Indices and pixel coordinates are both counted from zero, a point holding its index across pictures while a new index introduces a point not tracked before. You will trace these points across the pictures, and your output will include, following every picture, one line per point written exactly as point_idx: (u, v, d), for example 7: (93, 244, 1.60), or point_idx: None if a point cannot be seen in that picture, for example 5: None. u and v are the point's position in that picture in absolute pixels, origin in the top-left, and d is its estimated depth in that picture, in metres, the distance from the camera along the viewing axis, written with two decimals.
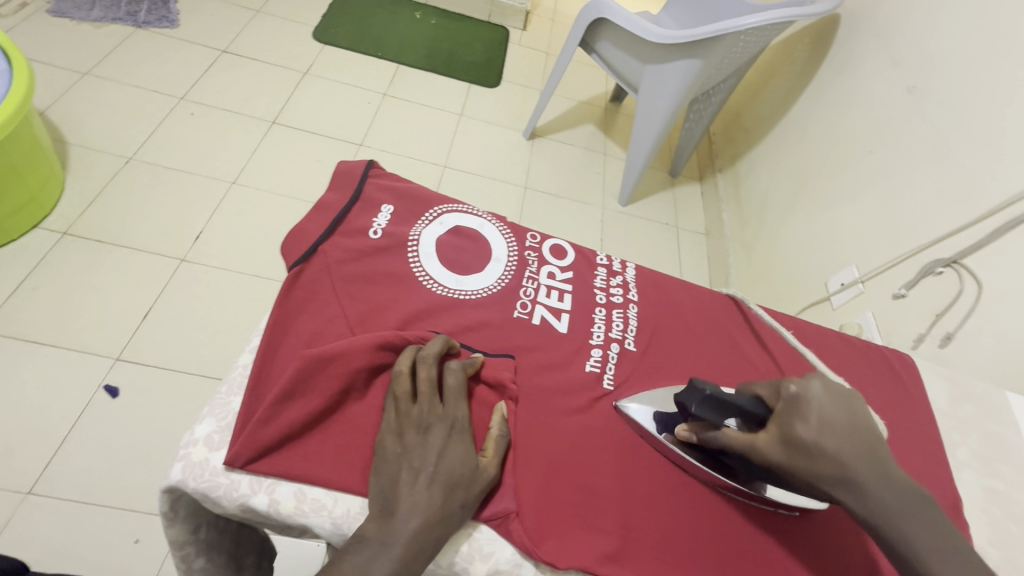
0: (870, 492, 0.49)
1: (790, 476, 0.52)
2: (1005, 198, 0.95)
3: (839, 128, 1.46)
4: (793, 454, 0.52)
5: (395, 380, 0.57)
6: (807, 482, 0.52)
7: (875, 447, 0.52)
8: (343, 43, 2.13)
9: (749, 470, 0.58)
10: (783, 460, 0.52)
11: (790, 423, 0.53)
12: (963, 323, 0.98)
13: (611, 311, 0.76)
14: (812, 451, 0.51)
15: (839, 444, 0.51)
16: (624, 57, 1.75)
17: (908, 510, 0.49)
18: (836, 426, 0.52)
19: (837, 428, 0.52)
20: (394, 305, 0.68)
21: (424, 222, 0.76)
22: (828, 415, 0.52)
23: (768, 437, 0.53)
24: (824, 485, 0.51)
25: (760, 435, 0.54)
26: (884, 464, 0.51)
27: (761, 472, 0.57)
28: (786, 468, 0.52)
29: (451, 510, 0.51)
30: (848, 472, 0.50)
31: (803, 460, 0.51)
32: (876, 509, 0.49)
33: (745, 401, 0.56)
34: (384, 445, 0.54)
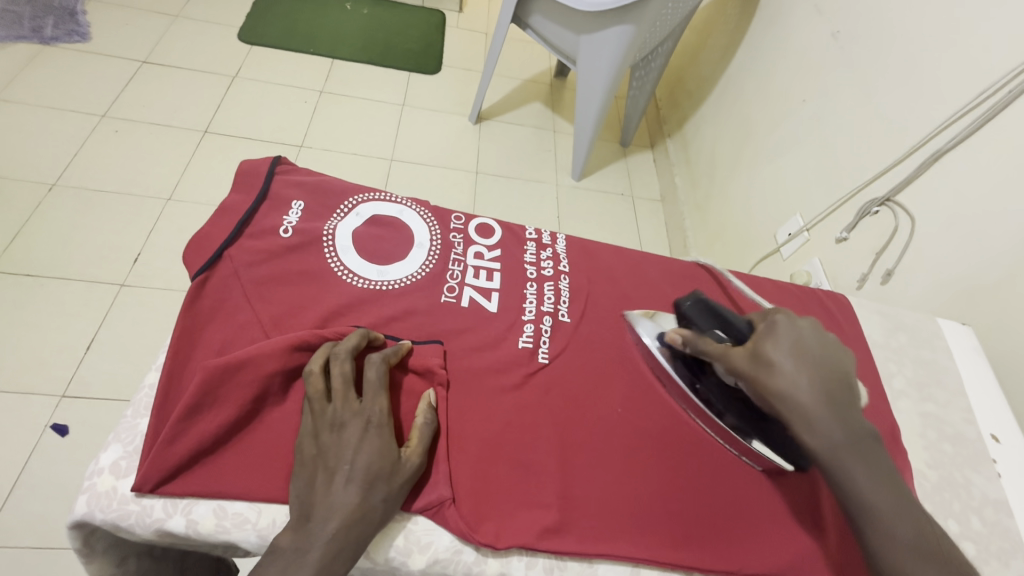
0: (814, 421, 0.50)
1: (753, 392, 0.54)
2: (928, 132, 0.97)
3: (774, 81, 1.46)
4: (757, 368, 0.53)
5: (307, 381, 0.56)
6: (762, 399, 0.53)
7: (842, 388, 0.52)
8: (272, 42, 2.04)
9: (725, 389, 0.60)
10: (747, 372, 0.54)
11: (762, 342, 0.54)
12: (901, 259, 1.00)
13: (543, 284, 0.74)
14: (773, 366, 0.52)
15: (803, 370, 0.51)
16: (559, 30, 1.72)
17: (851, 455, 0.49)
18: (808, 353, 0.52)
19: (805, 352, 0.52)
20: (313, 305, 0.65)
21: (339, 214, 0.73)
22: (802, 340, 0.53)
23: (741, 351, 0.56)
24: (774, 402, 0.52)
25: (736, 349, 0.56)
26: (841, 403, 0.50)
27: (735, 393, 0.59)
28: (747, 379, 0.54)
29: (373, 505, 0.50)
30: (802, 398, 0.50)
31: (763, 374, 0.53)
32: (820, 440, 0.50)
33: (735, 320, 0.61)
34: (301, 448, 0.53)
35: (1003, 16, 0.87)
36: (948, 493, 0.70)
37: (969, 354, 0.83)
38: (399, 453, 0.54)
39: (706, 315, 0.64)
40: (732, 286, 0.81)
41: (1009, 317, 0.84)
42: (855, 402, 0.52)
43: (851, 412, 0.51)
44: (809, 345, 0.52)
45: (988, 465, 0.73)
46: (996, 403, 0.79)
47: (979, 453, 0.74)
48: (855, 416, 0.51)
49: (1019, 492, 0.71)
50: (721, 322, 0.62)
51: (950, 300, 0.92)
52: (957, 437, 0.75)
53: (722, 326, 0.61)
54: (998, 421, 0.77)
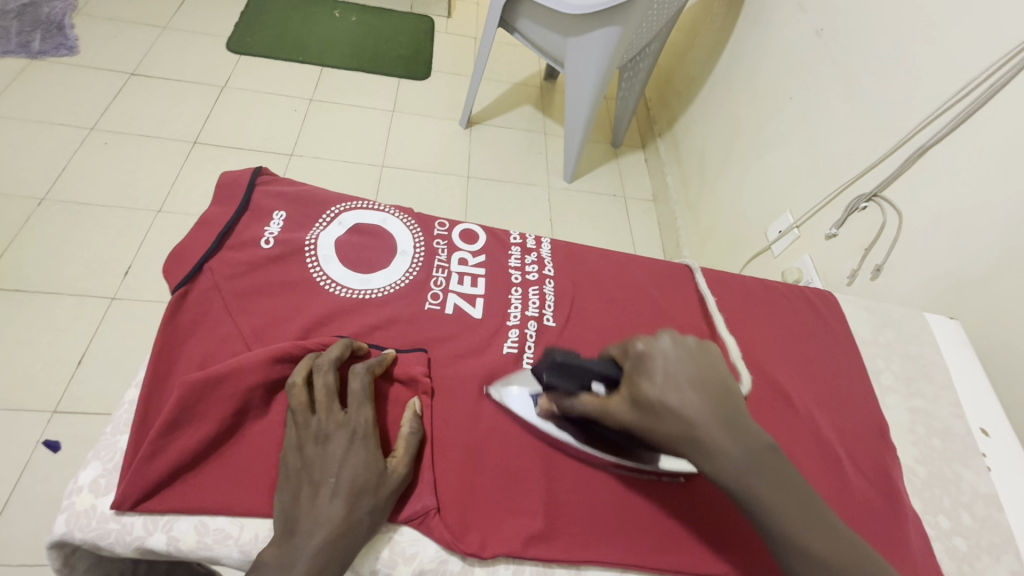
0: (714, 450, 0.48)
1: (647, 437, 0.51)
2: (913, 126, 0.98)
3: (761, 78, 1.47)
4: (642, 415, 0.51)
5: (290, 393, 0.55)
6: (658, 443, 0.51)
7: (725, 400, 0.50)
8: (261, 51, 2.04)
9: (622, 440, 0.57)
10: (635, 421, 0.51)
11: (636, 383, 0.52)
12: (889, 255, 1.00)
13: (527, 288, 0.74)
14: (653, 410, 0.50)
15: (683, 401, 0.49)
16: (546, 33, 1.72)
17: (757, 471, 0.47)
18: (680, 380, 0.50)
19: (676, 382, 0.50)
20: (296, 315, 0.65)
21: (321, 224, 0.73)
22: (672, 370, 0.51)
23: (620, 399, 0.53)
24: (674, 445, 0.49)
25: (614, 398, 0.53)
26: (729, 418, 0.49)
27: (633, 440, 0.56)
28: (639, 428, 0.51)
29: (358, 518, 0.50)
30: (693, 430, 0.48)
31: (649, 419, 0.50)
32: (723, 471, 0.47)
33: (596, 364, 0.56)
34: (284, 462, 0.52)
35: (988, 8, 0.87)
36: (938, 490, 0.70)
37: (956, 349, 0.83)
38: (385, 464, 0.54)
39: (563, 373, 0.57)
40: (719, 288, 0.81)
41: (997, 310, 0.84)
42: (742, 407, 0.51)
43: (741, 421, 0.50)
44: (679, 373, 0.51)
45: (977, 460, 0.73)
46: (984, 397, 0.79)
47: (968, 447, 0.74)
48: (748, 428, 0.50)
49: (1009, 487, 0.71)
50: (583, 375, 0.56)
51: (938, 294, 0.92)
52: (946, 432, 0.75)
53: (588, 380, 0.56)
54: (987, 415, 0.77)
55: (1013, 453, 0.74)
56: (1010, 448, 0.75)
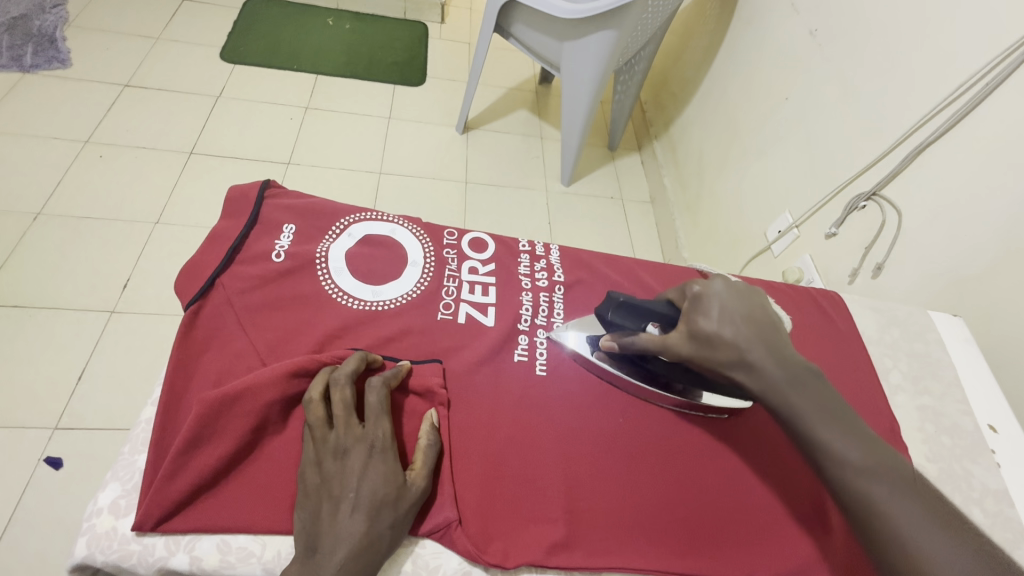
0: (763, 371, 0.52)
1: (701, 369, 0.56)
2: (910, 126, 0.99)
3: (756, 80, 1.48)
4: (699, 348, 0.55)
5: (307, 409, 0.55)
6: (713, 371, 0.55)
7: (773, 333, 0.54)
8: (256, 60, 2.04)
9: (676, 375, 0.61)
10: (693, 355, 0.55)
11: (694, 320, 0.56)
12: (889, 253, 1.01)
13: (538, 296, 0.75)
14: (707, 341, 0.54)
15: (738, 332, 0.53)
16: (541, 38, 1.73)
17: (801, 392, 0.51)
18: (736, 315, 0.54)
19: (730, 316, 0.54)
20: (309, 329, 0.65)
21: (331, 236, 0.73)
22: (727, 305, 0.55)
23: (679, 335, 0.57)
24: (728, 372, 0.53)
25: (673, 334, 0.57)
26: (776, 346, 0.53)
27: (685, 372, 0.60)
28: (696, 361, 0.55)
29: (380, 533, 0.50)
30: (745, 358, 0.52)
31: (706, 350, 0.54)
32: (769, 389, 0.51)
33: (657, 305, 0.61)
34: (304, 478, 0.52)
35: (981, 10, 0.88)
36: (950, 487, 0.70)
37: (961, 345, 0.84)
38: (404, 478, 0.53)
39: (630, 316, 0.62)
40: None
41: (1000, 307, 0.84)
42: (787, 341, 0.55)
43: (787, 352, 0.54)
44: (734, 308, 0.54)
45: (986, 456, 0.74)
46: (990, 393, 0.80)
47: (977, 444, 0.75)
48: (793, 354, 0.54)
49: (1018, 483, 0.72)
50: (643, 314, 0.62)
51: (939, 292, 0.93)
52: (955, 429, 0.76)
53: (648, 318, 0.61)
54: (994, 411, 0.78)
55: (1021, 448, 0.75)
56: (1017, 443, 0.76)
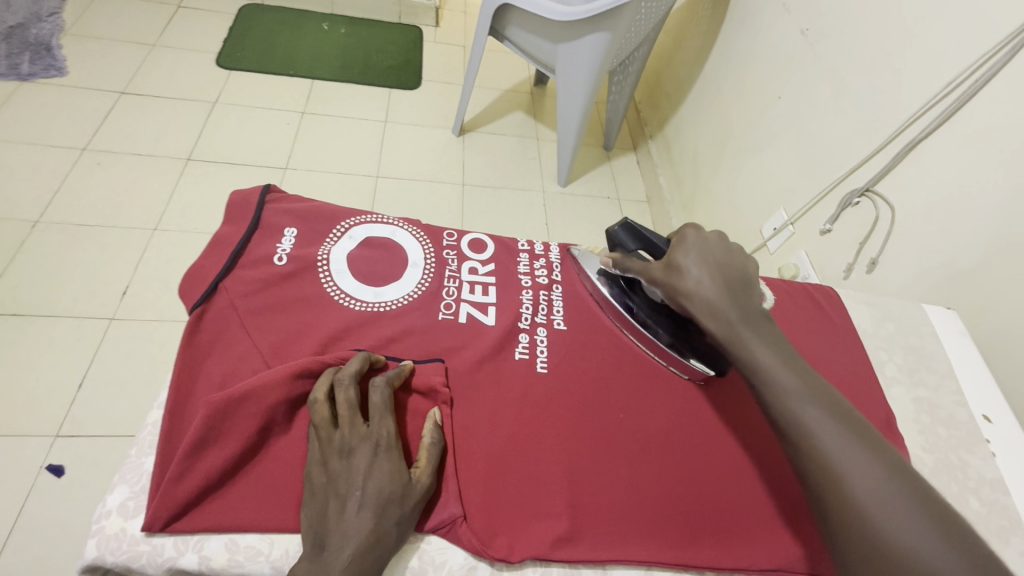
0: (715, 303, 0.57)
1: (666, 297, 0.62)
2: (902, 122, 1.00)
3: (750, 79, 1.49)
4: (670, 275, 0.61)
5: (312, 409, 0.56)
6: (675, 300, 0.61)
7: (740, 280, 0.59)
8: (252, 66, 2.05)
9: (652, 310, 0.68)
10: (662, 280, 0.62)
11: (675, 253, 0.62)
12: (884, 247, 1.02)
13: (536, 295, 0.76)
14: (678, 269, 0.60)
15: (704, 269, 0.59)
16: (535, 40, 1.74)
17: (746, 326, 0.55)
18: (709, 256, 0.60)
19: (705, 253, 0.60)
20: (311, 330, 0.65)
21: (332, 239, 0.74)
22: (706, 247, 0.61)
23: (658, 265, 0.63)
24: (684, 300, 0.59)
25: (655, 264, 0.64)
26: (738, 288, 0.58)
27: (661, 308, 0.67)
28: (663, 287, 0.62)
29: (387, 529, 0.50)
30: (701, 290, 0.58)
31: (673, 278, 0.60)
32: (719, 325, 0.56)
33: (659, 240, 0.68)
34: (310, 477, 0.53)
35: (968, 8, 0.90)
36: (946, 477, 0.71)
37: (954, 338, 0.85)
38: (409, 475, 0.54)
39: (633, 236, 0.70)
40: None
41: (991, 300, 0.86)
42: (754, 291, 0.59)
43: (748, 297, 0.58)
44: (712, 251, 0.60)
45: (981, 446, 0.75)
46: (985, 384, 0.81)
47: (973, 435, 0.76)
48: (753, 302, 0.58)
49: (1013, 471, 0.73)
50: (646, 243, 0.70)
51: (933, 285, 0.95)
52: (950, 420, 0.77)
53: (646, 248, 0.69)
54: (988, 402, 0.79)
55: (1016, 438, 0.76)
56: (1012, 433, 0.77)
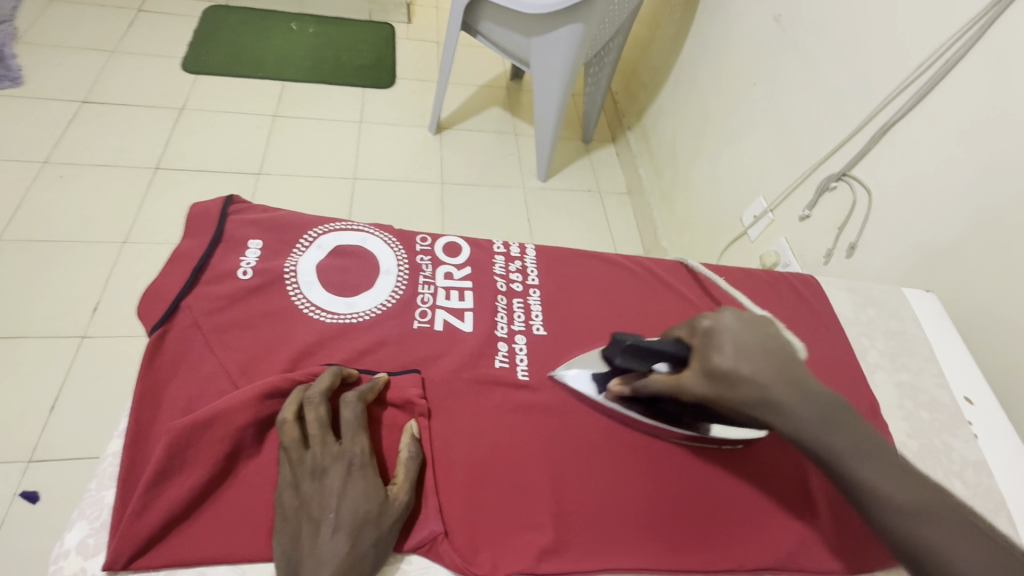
0: (790, 410, 0.50)
1: (721, 410, 0.53)
2: (876, 105, 1.00)
3: (725, 67, 1.49)
4: (716, 387, 0.52)
5: (281, 430, 0.53)
6: (734, 412, 0.52)
7: (793, 364, 0.52)
8: (219, 70, 1.99)
9: (690, 413, 0.59)
10: (710, 394, 0.53)
11: (708, 357, 0.53)
12: (863, 231, 1.02)
13: (512, 301, 0.74)
14: (722, 379, 0.52)
15: (756, 368, 0.51)
16: (509, 34, 1.71)
17: (830, 428, 0.49)
18: (751, 350, 0.52)
19: (740, 349, 0.52)
20: (281, 347, 0.63)
21: (300, 249, 0.71)
22: (741, 340, 0.53)
23: (692, 374, 0.54)
24: (752, 413, 0.51)
25: (686, 374, 0.55)
26: (798, 380, 0.51)
27: (703, 412, 0.58)
28: (713, 400, 0.53)
29: (363, 551, 0.48)
30: (770, 398, 0.50)
31: (726, 390, 0.52)
32: (800, 430, 0.49)
33: (666, 343, 0.58)
34: (281, 501, 0.51)
35: None
36: (931, 461, 0.71)
37: (934, 320, 0.85)
38: (386, 492, 0.52)
39: (637, 355, 0.60)
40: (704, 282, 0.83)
41: (968, 281, 0.86)
42: (808, 371, 0.53)
43: (811, 384, 0.52)
44: (749, 344, 0.52)
45: (964, 428, 0.75)
46: (966, 366, 0.81)
47: (955, 417, 0.76)
48: (820, 389, 0.51)
49: (995, 453, 0.73)
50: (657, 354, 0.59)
51: (912, 268, 0.95)
52: (933, 403, 0.77)
53: (657, 359, 0.58)
54: (970, 384, 0.79)
55: (998, 418, 0.77)
56: (993, 414, 0.77)
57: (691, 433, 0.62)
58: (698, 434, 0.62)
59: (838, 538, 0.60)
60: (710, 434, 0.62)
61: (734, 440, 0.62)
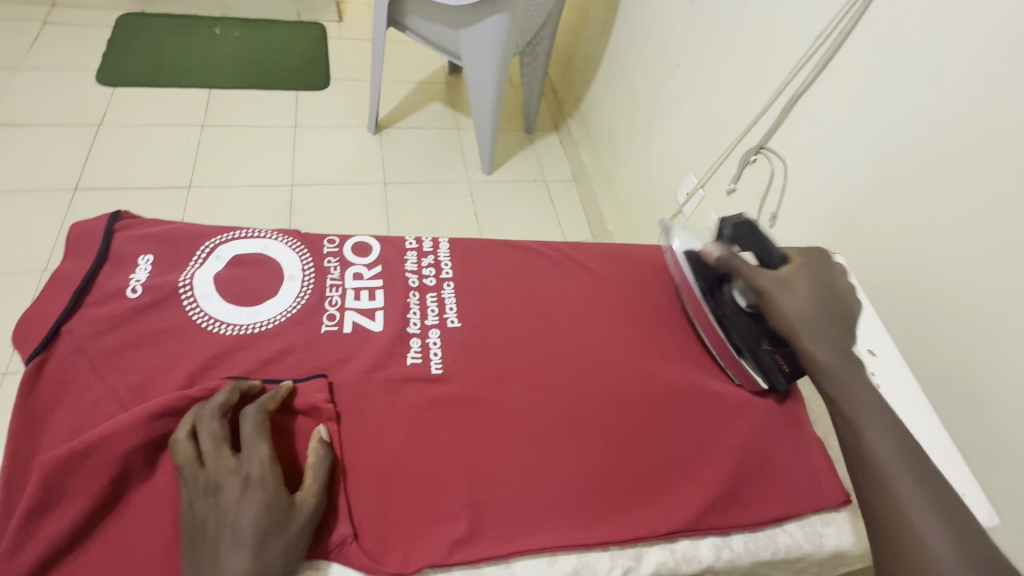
0: (822, 335, 0.63)
1: (769, 306, 0.66)
2: (786, 77, 1.02)
3: (650, 49, 1.51)
4: (782, 290, 0.65)
5: (174, 451, 0.52)
6: (778, 313, 0.65)
7: (845, 323, 0.66)
8: (138, 81, 1.89)
9: (731, 311, 0.70)
10: (771, 288, 0.66)
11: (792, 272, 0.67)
12: (782, 200, 1.05)
13: (425, 295, 0.73)
14: (791, 286, 0.66)
15: (818, 298, 0.65)
16: (437, 29, 1.69)
17: (842, 362, 0.62)
18: (825, 289, 0.66)
19: (813, 281, 0.67)
20: (177, 364, 0.60)
21: (196, 262, 0.68)
22: (822, 280, 0.67)
23: (771, 274, 0.67)
24: (791, 319, 0.64)
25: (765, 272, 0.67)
26: (842, 328, 0.65)
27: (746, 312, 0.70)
28: (769, 296, 0.66)
29: (269, 562, 0.48)
30: (811, 319, 0.64)
31: (785, 295, 0.65)
32: (820, 350, 0.63)
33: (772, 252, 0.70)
34: (182, 522, 0.50)
35: None
36: None
37: None
38: (290, 499, 0.51)
39: (748, 239, 0.71)
40: (615, 264, 0.85)
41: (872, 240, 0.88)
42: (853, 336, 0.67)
43: (849, 338, 0.65)
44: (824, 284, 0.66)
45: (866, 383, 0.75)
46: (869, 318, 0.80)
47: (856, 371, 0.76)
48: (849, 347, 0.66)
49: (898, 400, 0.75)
50: (758, 250, 0.70)
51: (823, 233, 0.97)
52: None
53: (757, 252, 0.70)
54: (871, 335, 0.78)
55: (898, 366, 0.77)
56: (894, 362, 0.77)
57: (726, 340, 0.72)
58: (733, 347, 0.71)
59: (744, 493, 0.64)
60: (741, 359, 0.71)
61: (738, 374, 0.72)
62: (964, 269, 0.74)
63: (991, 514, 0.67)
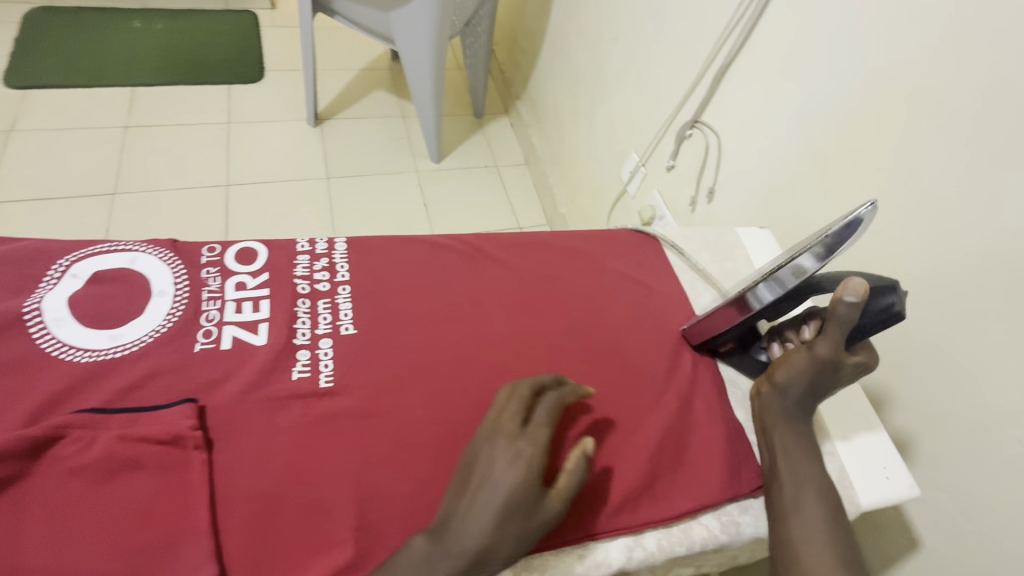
0: (809, 395, 0.60)
1: (803, 359, 0.59)
2: (714, 45, 0.97)
3: (589, 24, 1.45)
4: (827, 359, 0.58)
5: (497, 397, 0.60)
6: (796, 365, 0.60)
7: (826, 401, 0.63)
8: (49, 81, 1.75)
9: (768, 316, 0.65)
10: (822, 353, 0.58)
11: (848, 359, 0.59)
12: (717, 175, 1.02)
13: (316, 302, 0.68)
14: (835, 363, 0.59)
15: (833, 379, 0.60)
16: (367, 12, 1.60)
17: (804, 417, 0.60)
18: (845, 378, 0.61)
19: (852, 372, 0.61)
20: (19, 400, 0.54)
21: (48, 283, 0.62)
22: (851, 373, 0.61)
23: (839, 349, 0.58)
24: (801, 374, 0.59)
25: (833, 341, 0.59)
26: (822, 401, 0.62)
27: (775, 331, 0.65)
28: (815, 357, 0.59)
29: (503, 537, 0.50)
30: (815, 385, 0.60)
31: (821, 363, 0.59)
32: (792, 399, 0.60)
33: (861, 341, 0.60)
34: (467, 462, 0.55)
35: None
36: None
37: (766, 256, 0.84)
38: (544, 492, 0.53)
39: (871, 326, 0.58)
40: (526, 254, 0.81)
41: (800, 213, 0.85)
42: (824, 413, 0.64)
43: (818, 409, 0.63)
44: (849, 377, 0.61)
45: None
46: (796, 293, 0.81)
47: None
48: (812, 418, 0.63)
49: None
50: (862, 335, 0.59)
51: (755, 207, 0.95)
52: None
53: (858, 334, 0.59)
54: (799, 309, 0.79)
55: None
56: None
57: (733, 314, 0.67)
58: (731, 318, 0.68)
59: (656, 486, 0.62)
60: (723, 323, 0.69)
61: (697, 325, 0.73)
62: (881, 240, 0.72)
63: (912, 486, 0.65)
